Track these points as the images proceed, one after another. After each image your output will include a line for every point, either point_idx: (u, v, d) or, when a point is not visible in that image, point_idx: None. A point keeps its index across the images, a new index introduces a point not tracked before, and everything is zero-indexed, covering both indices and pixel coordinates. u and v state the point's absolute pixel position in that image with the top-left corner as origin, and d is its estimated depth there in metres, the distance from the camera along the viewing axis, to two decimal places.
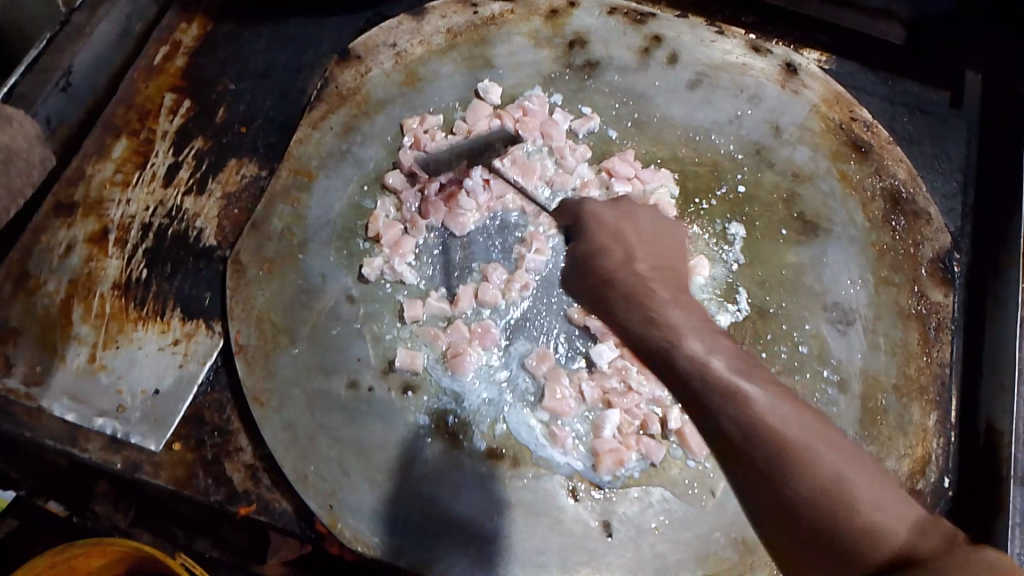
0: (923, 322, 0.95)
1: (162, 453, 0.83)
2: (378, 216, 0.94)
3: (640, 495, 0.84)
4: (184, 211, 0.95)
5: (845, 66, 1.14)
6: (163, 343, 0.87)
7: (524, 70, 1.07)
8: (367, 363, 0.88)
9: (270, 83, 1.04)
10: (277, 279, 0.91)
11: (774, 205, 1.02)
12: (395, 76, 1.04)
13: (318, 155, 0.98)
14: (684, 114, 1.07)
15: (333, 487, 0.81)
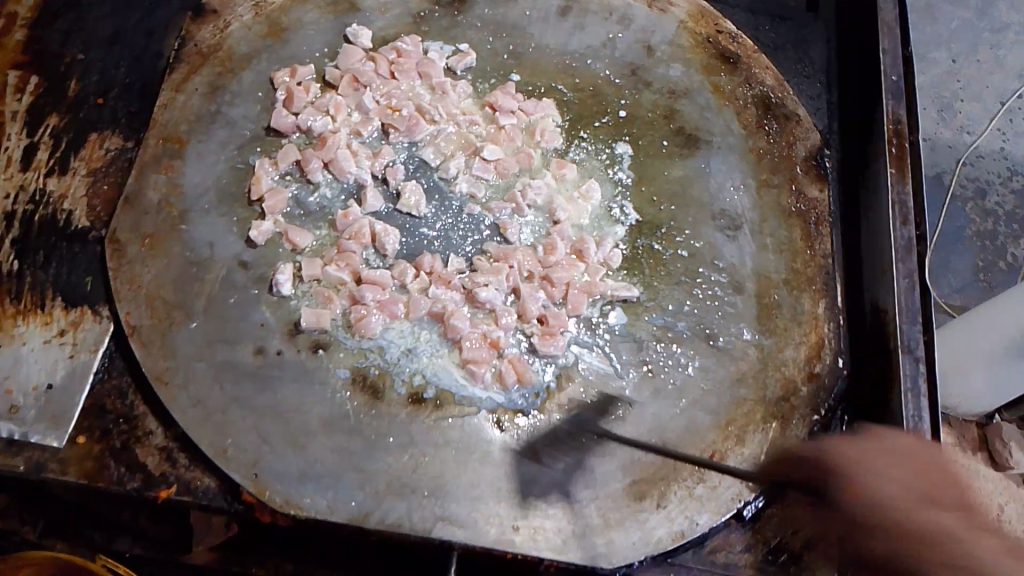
0: (804, 219, 1.00)
1: (66, 448, 0.79)
2: (260, 177, 0.91)
3: (562, 417, 0.87)
4: (48, 194, 0.89)
5: None
6: (48, 336, 0.82)
7: (393, 10, 1.04)
8: (271, 328, 0.85)
9: (120, 50, 0.97)
10: (161, 253, 0.86)
11: (653, 120, 1.04)
12: (256, 28, 0.99)
13: (186, 119, 0.93)
14: (559, 41, 1.07)
15: (253, 455, 0.79)
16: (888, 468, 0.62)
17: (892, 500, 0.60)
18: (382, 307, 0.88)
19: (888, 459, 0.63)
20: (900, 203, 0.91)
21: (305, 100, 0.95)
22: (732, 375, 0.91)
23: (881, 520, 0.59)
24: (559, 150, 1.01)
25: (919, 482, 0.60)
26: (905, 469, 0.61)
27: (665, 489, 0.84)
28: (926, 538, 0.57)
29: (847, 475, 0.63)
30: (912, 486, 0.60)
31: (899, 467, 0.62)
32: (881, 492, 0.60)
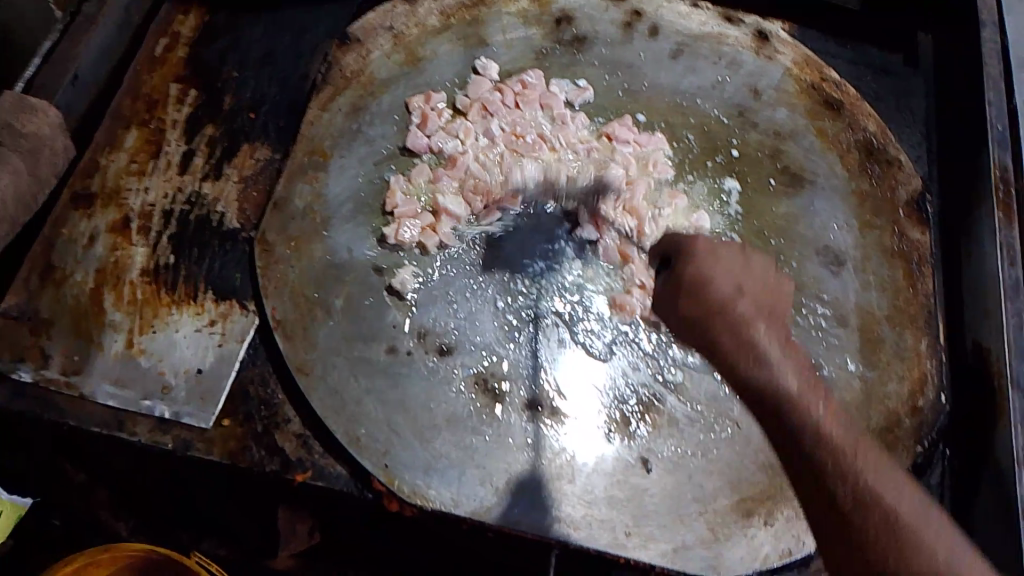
0: (907, 259, 1.03)
1: (213, 428, 0.85)
2: (395, 190, 0.97)
3: (671, 432, 0.90)
4: (204, 196, 0.96)
5: (808, 36, 1.22)
6: (199, 325, 0.89)
7: (516, 47, 1.12)
8: (403, 329, 0.91)
9: (271, 71, 1.05)
10: (305, 255, 0.93)
11: (760, 158, 1.09)
12: (395, 57, 1.07)
13: (329, 135, 1.00)
14: (671, 81, 1.13)
15: (384, 446, 0.84)
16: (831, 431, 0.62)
17: (863, 467, 0.61)
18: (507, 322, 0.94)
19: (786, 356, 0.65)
20: (1007, 245, 0.95)
21: (437, 124, 1.03)
22: (835, 403, 0.94)
23: (864, 543, 0.59)
24: (670, 182, 1.06)
25: (853, 445, 0.62)
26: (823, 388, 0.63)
27: (772, 507, 0.86)
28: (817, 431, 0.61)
29: (757, 373, 0.63)
30: (827, 413, 0.62)
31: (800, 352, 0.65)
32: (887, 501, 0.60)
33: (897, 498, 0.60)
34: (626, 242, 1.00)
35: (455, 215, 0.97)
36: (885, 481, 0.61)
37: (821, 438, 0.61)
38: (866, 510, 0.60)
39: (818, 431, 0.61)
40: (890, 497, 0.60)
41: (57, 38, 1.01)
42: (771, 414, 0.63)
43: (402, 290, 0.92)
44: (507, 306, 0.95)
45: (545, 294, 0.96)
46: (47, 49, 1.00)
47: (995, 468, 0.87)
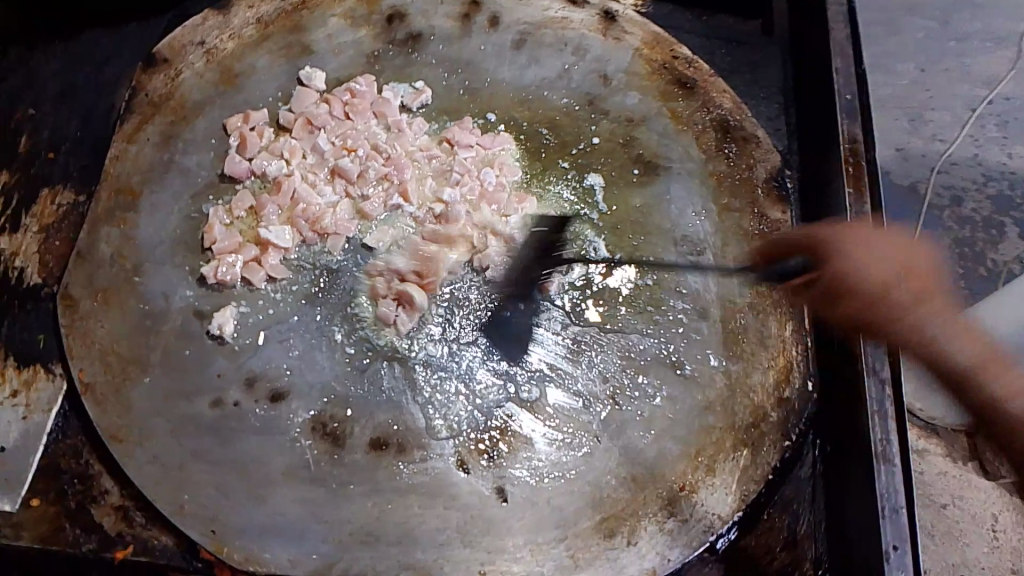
0: (766, 240, 0.99)
1: (20, 511, 0.78)
2: (213, 224, 0.89)
3: (529, 455, 0.85)
4: (1, 252, 0.88)
5: (660, 8, 1.20)
6: (2, 398, 0.82)
7: (345, 52, 1.04)
8: (230, 379, 0.84)
9: (71, 105, 0.97)
10: (116, 308, 0.85)
11: (613, 149, 1.04)
12: (208, 76, 0.99)
13: (139, 171, 0.92)
14: (514, 75, 1.07)
15: (213, 511, 0.77)
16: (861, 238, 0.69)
17: (872, 287, 0.67)
18: (350, 358, 0.87)
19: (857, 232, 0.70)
20: (858, 221, 0.90)
21: (259, 146, 0.95)
22: (700, 403, 0.90)
23: (893, 320, 0.67)
24: (518, 184, 1.00)
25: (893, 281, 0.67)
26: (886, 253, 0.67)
27: (635, 525, 0.82)
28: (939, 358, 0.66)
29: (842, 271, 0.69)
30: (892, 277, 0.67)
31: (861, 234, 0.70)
32: (933, 331, 0.67)
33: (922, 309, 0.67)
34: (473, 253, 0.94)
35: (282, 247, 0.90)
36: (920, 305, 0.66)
37: (841, 275, 0.69)
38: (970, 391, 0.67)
39: (942, 356, 0.66)
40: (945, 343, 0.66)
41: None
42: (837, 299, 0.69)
43: (223, 333, 0.85)
44: (342, 343, 0.87)
45: (376, 325, 0.88)
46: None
47: (857, 458, 0.82)
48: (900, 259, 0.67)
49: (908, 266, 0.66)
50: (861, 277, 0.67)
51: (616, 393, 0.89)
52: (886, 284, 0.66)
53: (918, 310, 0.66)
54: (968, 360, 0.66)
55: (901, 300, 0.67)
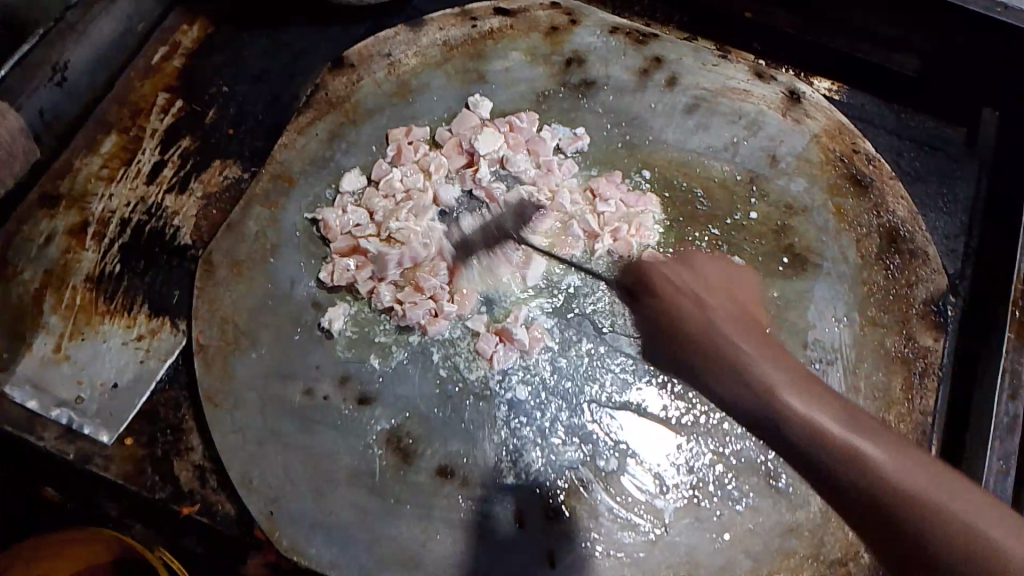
0: (909, 367, 0.93)
1: (114, 446, 0.84)
2: (334, 224, 0.93)
3: (595, 525, 0.82)
4: (164, 208, 0.96)
5: (855, 98, 1.12)
6: (127, 338, 0.88)
7: (519, 86, 1.06)
8: (325, 371, 0.87)
9: (261, 89, 1.04)
10: (246, 281, 0.90)
11: (762, 235, 0.99)
12: (386, 86, 1.03)
13: (300, 161, 0.98)
14: (679, 139, 1.04)
15: (275, 493, 0.80)
16: (761, 347, 0.71)
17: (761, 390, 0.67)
18: (444, 383, 0.87)
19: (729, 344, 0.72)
20: (1010, 372, 0.84)
21: (413, 158, 0.99)
22: (785, 522, 0.83)
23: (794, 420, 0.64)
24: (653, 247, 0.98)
25: (800, 379, 0.67)
26: (785, 369, 0.69)
27: None
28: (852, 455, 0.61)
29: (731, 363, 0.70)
30: (786, 384, 0.67)
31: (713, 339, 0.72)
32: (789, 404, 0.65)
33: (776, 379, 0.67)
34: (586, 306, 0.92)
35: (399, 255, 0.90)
36: (759, 358, 0.69)
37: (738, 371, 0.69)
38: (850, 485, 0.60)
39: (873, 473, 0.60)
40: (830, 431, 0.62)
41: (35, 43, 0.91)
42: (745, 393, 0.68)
43: (331, 329, 0.88)
44: (433, 365, 0.88)
45: (472, 360, 0.88)
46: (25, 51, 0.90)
47: None
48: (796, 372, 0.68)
49: (764, 351, 0.70)
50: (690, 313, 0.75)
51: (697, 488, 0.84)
52: (797, 381, 0.67)
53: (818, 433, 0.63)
54: (844, 454, 0.61)
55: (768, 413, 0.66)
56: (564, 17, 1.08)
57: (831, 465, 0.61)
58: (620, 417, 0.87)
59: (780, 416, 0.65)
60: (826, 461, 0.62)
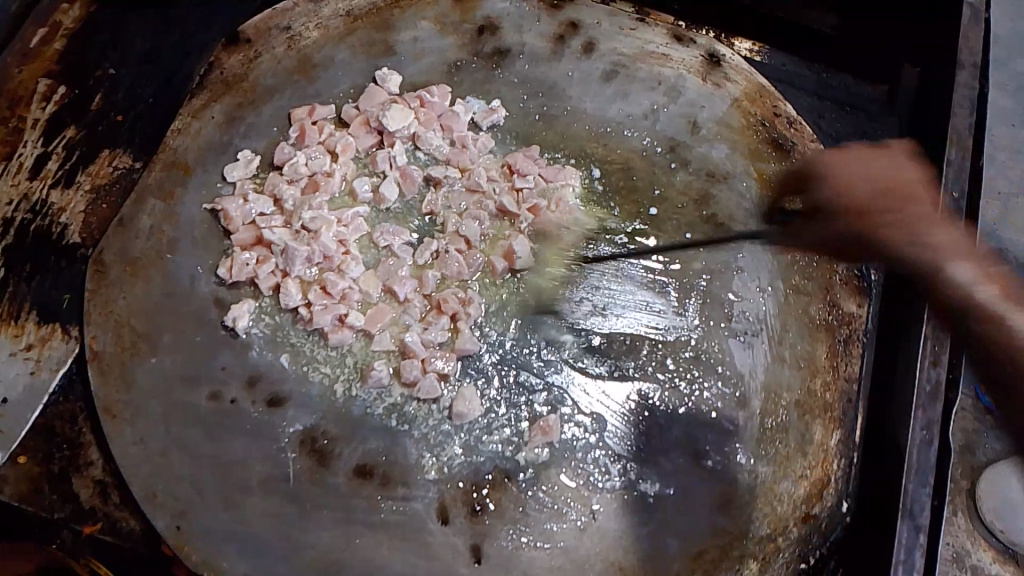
0: (832, 334, 0.90)
1: (7, 466, 0.78)
2: (234, 216, 0.88)
3: (521, 521, 0.79)
4: (50, 205, 0.89)
5: (774, 59, 1.10)
6: (15, 349, 0.82)
7: (427, 58, 1.01)
8: (233, 373, 0.83)
9: (151, 70, 0.97)
10: (142, 281, 0.85)
11: (684, 206, 0.97)
12: (285, 62, 0.97)
13: (196, 147, 0.92)
14: (597, 107, 1.01)
15: (183, 506, 0.76)
16: (865, 158, 0.60)
17: (877, 194, 0.58)
18: (372, 374, 0.83)
19: (865, 173, 0.59)
20: (932, 342, 0.82)
21: (317, 140, 0.93)
22: (715, 500, 0.82)
23: (881, 252, 0.58)
24: (575, 223, 0.94)
25: (906, 215, 0.56)
26: (870, 181, 0.59)
27: None
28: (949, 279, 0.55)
29: (839, 186, 0.60)
30: (920, 213, 0.56)
31: (883, 164, 0.59)
32: (926, 243, 0.55)
33: (927, 210, 0.56)
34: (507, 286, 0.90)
35: (301, 253, 0.87)
36: (878, 163, 0.59)
37: (846, 191, 0.59)
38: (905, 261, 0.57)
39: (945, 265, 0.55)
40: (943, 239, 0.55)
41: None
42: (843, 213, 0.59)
43: (237, 326, 0.84)
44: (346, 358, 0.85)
45: (388, 357, 0.85)
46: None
47: None
48: (917, 179, 0.58)
49: (907, 182, 0.58)
50: (859, 182, 0.59)
51: (621, 475, 0.82)
52: (887, 193, 0.58)
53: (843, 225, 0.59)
54: (964, 283, 0.55)
55: (886, 218, 0.57)
56: None
57: (917, 270, 0.56)
58: (540, 402, 0.85)
59: (860, 217, 0.58)
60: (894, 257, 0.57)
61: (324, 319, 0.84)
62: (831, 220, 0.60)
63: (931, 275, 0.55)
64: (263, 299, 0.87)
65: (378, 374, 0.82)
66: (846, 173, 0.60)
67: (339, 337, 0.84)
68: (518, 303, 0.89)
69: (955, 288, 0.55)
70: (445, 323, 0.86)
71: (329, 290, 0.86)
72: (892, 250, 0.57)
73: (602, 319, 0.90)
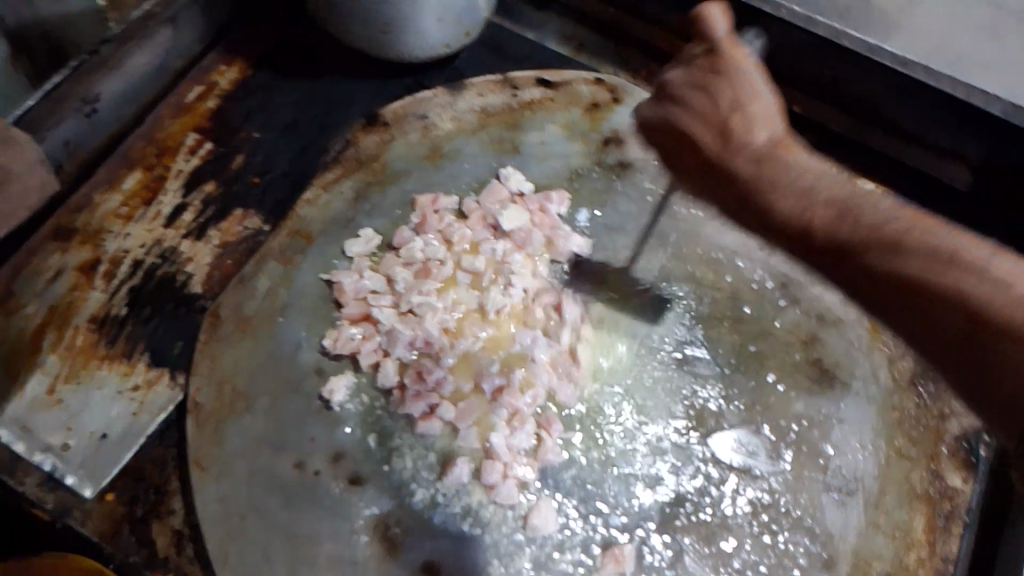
0: (933, 507, 0.87)
1: (94, 501, 0.81)
2: (346, 291, 0.91)
3: None
4: (178, 254, 0.93)
5: (904, 205, 1.11)
6: (122, 387, 0.85)
7: (552, 161, 1.03)
8: (320, 446, 0.84)
9: (291, 138, 1.02)
10: (250, 340, 0.88)
11: (790, 345, 0.94)
12: (418, 148, 1.02)
13: (321, 219, 0.96)
14: (713, 232, 1.01)
15: (251, 573, 0.77)
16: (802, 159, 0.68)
17: (839, 235, 0.62)
18: (455, 470, 0.83)
19: (811, 181, 0.66)
20: None
21: (436, 228, 0.97)
22: None
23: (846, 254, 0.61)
24: (675, 347, 0.93)
25: (916, 221, 0.60)
26: (856, 228, 0.62)
27: None
28: (913, 283, 0.57)
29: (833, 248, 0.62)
30: (885, 225, 0.61)
31: (830, 206, 0.64)
32: (902, 264, 0.58)
33: (906, 259, 0.58)
34: (603, 399, 0.90)
35: (404, 339, 0.89)
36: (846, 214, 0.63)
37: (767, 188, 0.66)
38: (935, 295, 0.55)
39: (918, 275, 0.57)
40: (942, 282, 0.56)
41: (67, 75, 0.93)
42: (707, 73, 0.72)
43: (331, 399, 0.85)
44: (427, 449, 0.85)
45: (472, 455, 0.85)
46: (52, 84, 0.92)
47: None
48: (876, 206, 0.63)
49: (868, 206, 0.63)
50: (778, 211, 0.65)
51: None
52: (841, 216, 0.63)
53: (774, 221, 0.66)
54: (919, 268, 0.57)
55: (827, 222, 0.63)
56: (606, 94, 1.08)
57: (912, 273, 0.57)
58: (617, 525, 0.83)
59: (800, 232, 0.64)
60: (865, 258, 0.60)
61: (414, 407, 0.86)
62: (830, 253, 0.62)
63: (905, 272, 0.57)
64: (360, 377, 0.88)
65: (463, 471, 0.83)
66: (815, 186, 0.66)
67: (426, 428, 0.85)
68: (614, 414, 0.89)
69: (981, 307, 0.53)
70: (530, 429, 0.87)
71: (423, 375, 0.87)
72: (871, 267, 0.59)
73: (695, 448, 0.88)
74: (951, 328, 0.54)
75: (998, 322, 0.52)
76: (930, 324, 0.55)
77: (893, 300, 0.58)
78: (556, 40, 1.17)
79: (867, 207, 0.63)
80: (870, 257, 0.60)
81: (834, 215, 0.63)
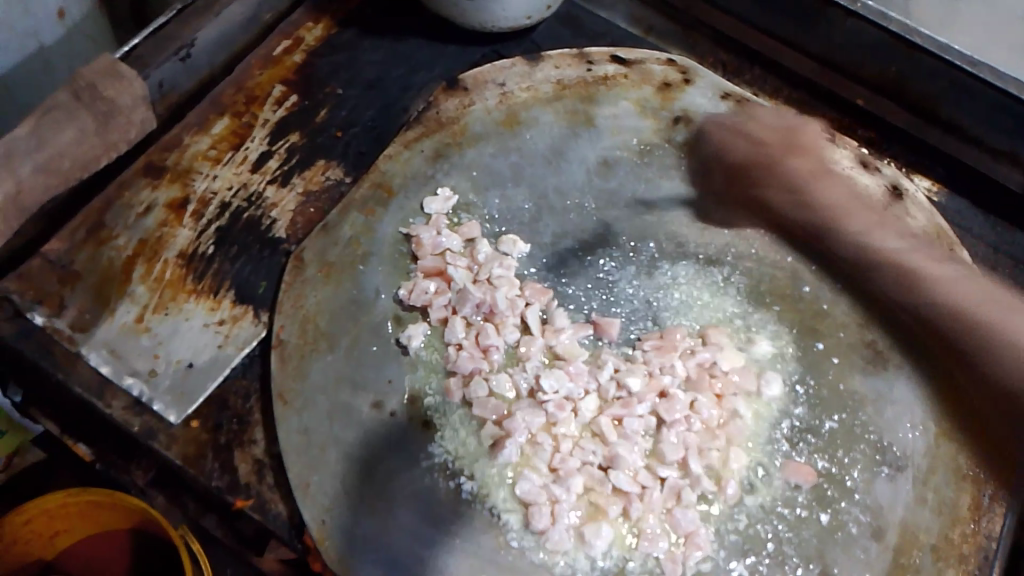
0: (979, 487, 0.90)
1: (180, 426, 0.84)
2: (425, 244, 0.94)
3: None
4: (264, 199, 0.97)
5: (954, 201, 1.12)
6: (209, 321, 0.89)
7: (624, 134, 1.06)
8: (396, 388, 0.87)
9: (375, 95, 1.06)
10: (332, 284, 0.91)
11: (848, 324, 0.97)
12: (496, 114, 1.04)
13: (403, 174, 0.99)
14: None
15: (330, 502, 0.81)
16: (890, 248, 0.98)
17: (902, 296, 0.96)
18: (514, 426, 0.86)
19: (854, 220, 0.99)
20: None
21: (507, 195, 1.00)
22: None
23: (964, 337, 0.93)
24: (736, 319, 0.96)
25: (979, 287, 0.94)
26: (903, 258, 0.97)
27: None
28: (973, 319, 0.93)
29: (915, 292, 0.95)
30: (957, 276, 0.95)
31: (876, 234, 0.98)
32: (932, 298, 0.95)
33: None
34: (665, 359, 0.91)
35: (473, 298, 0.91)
36: (919, 261, 0.96)
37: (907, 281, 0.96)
38: None
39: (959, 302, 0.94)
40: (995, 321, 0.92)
41: (172, 16, 0.99)
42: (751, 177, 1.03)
43: (408, 345, 0.89)
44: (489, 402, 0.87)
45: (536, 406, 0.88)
46: (159, 24, 0.99)
47: None
48: (940, 284, 0.95)
49: (949, 305, 0.94)
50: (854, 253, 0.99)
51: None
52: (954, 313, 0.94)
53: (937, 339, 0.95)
54: (979, 299, 0.93)
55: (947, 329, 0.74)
56: (677, 75, 1.10)
57: (970, 339, 0.93)
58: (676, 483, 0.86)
59: (958, 324, 0.93)
60: (947, 334, 0.94)
61: (464, 365, 0.88)
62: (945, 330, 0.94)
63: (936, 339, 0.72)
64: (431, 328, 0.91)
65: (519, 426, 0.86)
66: (928, 270, 0.96)
67: (450, 390, 0.87)
68: (675, 375, 0.91)
69: (995, 331, 0.92)
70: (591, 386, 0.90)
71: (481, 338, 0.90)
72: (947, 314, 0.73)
73: (750, 417, 0.91)
74: (962, 340, 0.94)
75: (988, 339, 0.92)
76: (966, 355, 0.93)
77: (966, 343, 0.93)
78: (627, 21, 1.23)
79: (921, 292, 0.95)
80: (971, 319, 0.93)
81: (873, 229, 0.99)
